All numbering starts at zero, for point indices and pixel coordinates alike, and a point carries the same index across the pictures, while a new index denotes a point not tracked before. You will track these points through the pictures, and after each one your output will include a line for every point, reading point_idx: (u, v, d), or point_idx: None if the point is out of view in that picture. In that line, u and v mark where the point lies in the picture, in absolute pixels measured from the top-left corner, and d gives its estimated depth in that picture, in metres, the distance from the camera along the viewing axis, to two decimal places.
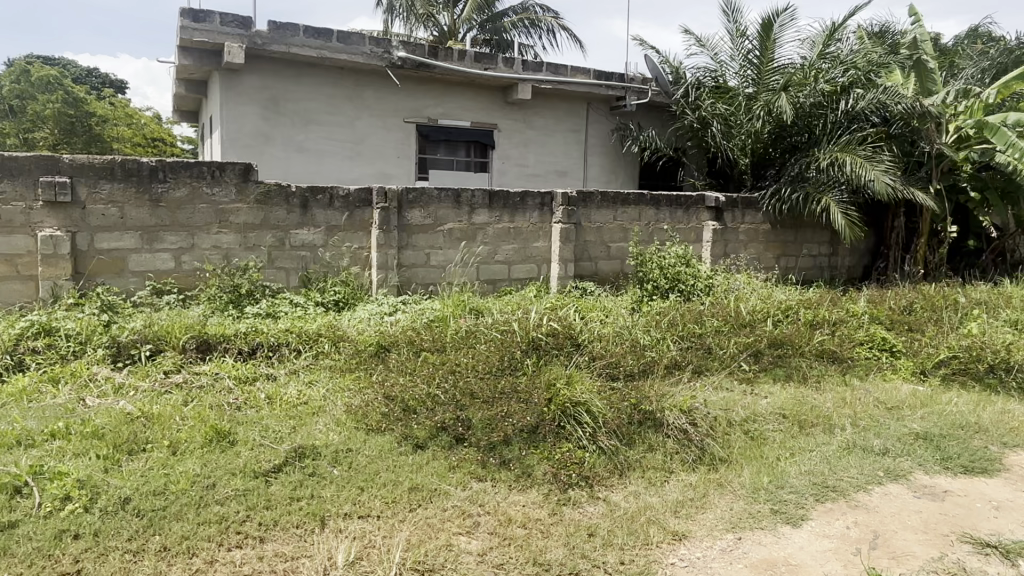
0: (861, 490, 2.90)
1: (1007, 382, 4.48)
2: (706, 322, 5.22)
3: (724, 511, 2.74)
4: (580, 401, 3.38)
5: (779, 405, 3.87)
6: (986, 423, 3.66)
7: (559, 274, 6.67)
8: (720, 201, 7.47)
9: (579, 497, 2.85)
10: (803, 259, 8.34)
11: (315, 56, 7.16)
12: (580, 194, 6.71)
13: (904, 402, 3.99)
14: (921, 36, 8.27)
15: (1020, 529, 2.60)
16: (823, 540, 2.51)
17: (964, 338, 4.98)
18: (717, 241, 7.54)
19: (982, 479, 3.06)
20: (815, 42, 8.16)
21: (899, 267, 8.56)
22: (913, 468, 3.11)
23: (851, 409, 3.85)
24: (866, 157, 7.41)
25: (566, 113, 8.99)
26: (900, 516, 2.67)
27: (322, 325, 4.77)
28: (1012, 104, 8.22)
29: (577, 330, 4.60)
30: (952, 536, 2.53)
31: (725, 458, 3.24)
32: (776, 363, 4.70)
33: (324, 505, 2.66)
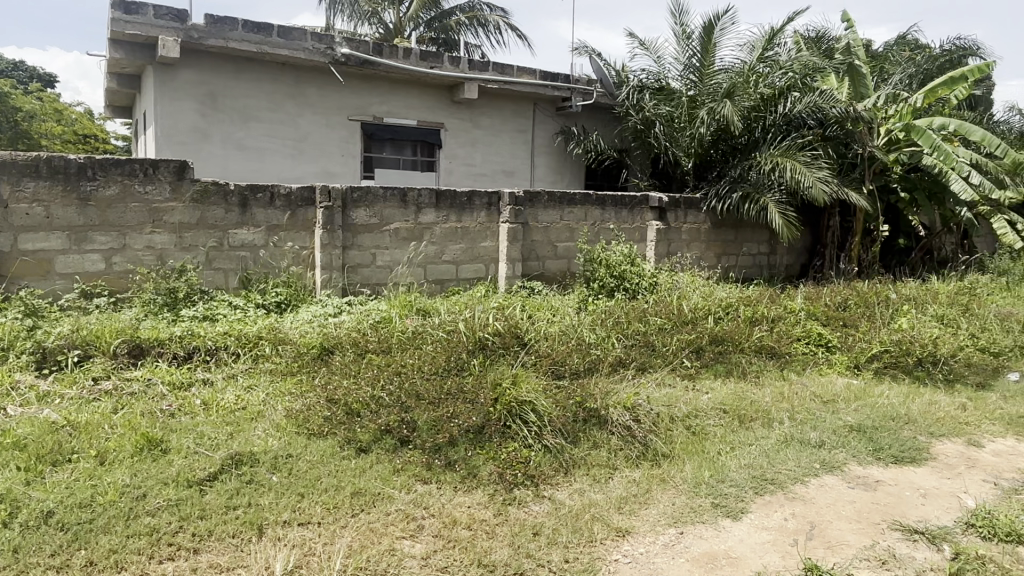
0: (798, 482, 2.97)
1: (934, 374, 4.69)
2: (650, 320, 5.30)
3: (667, 506, 2.77)
4: (526, 400, 3.37)
5: (720, 401, 3.95)
6: (914, 414, 3.81)
7: (507, 274, 6.67)
8: (663, 201, 7.59)
9: (525, 497, 2.84)
10: (743, 258, 8.55)
11: (255, 51, 6.97)
12: (527, 194, 6.72)
13: (838, 395, 4.12)
14: (854, 42, 8.59)
15: (946, 514, 2.71)
16: (761, 532, 2.56)
17: (894, 333, 5.19)
18: (661, 241, 7.66)
19: (911, 468, 3.18)
20: (754, 46, 8.38)
21: (834, 265, 8.86)
22: (847, 459, 3.21)
23: (788, 404, 3.96)
24: (802, 159, 7.65)
25: (512, 113, 8.99)
26: (835, 507, 2.75)
27: (263, 328, 4.64)
28: (938, 109, 8.62)
29: (523, 329, 4.59)
30: (883, 524, 2.62)
31: (668, 453, 3.27)
32: (717, 360, 4.81)
33: (262, 513, 2.58)
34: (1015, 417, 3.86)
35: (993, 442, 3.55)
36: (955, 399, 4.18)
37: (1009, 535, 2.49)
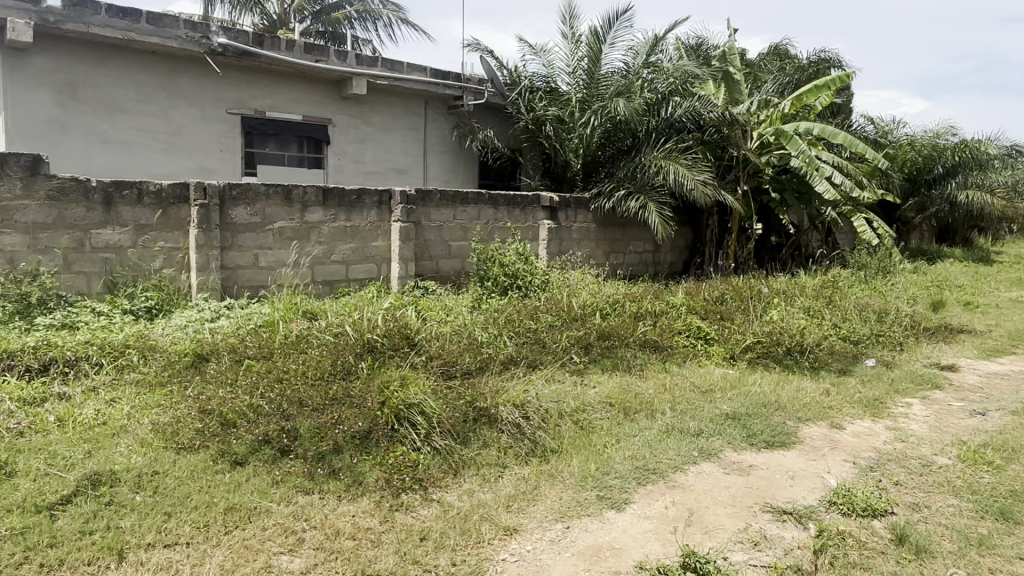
0: (678, 471, 3.08)
1: (800, 362, 5.02)
2: (540, 317, 5.36)
3: (554, 502, 2.79)
4: (414, 402, 3.30)
5: (606, 394, 4.04)
6: (784, 401, 4.05)
7: (399, 274, 6.54)
8: (554, 200, 7.71)
9: (412, 501, 2.78)
10: (630, 256, 8.83)
11: (121, 38, 6.47)
12: (419, 193, 6.62)
13: (716, 384, 4.33)
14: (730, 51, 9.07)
15: (811, 494, 2.89)
16: (643, 521, 2.63)
17: (766, 325, 5.54)
18: (552, 239, 7.79)
19: (780, 451, 3.37)
20: (638, 52, 8.68)
21: (713, 262, 9.33)
22: (724, 446, 3.36)
23: (670, 395, 4.11)
24: (683, 161, 8.00)
25: (403, 110, 8.84)
26: (712, 493, 2.86)
27: (130, 336, 4.30)
28: (804, 115, 9.27)
29: (414, 330, 4.51)
30: (756, 506, 2.76)
31: (557, 449, 3.30)
32: (604, 355, 4.92)
33: (123, 537, 2.37)
34: (871, 400, 4.20)
35: (852, 423, 3.83)
36: (820, 384, 4.49)
37: (865, 510, 2.68)
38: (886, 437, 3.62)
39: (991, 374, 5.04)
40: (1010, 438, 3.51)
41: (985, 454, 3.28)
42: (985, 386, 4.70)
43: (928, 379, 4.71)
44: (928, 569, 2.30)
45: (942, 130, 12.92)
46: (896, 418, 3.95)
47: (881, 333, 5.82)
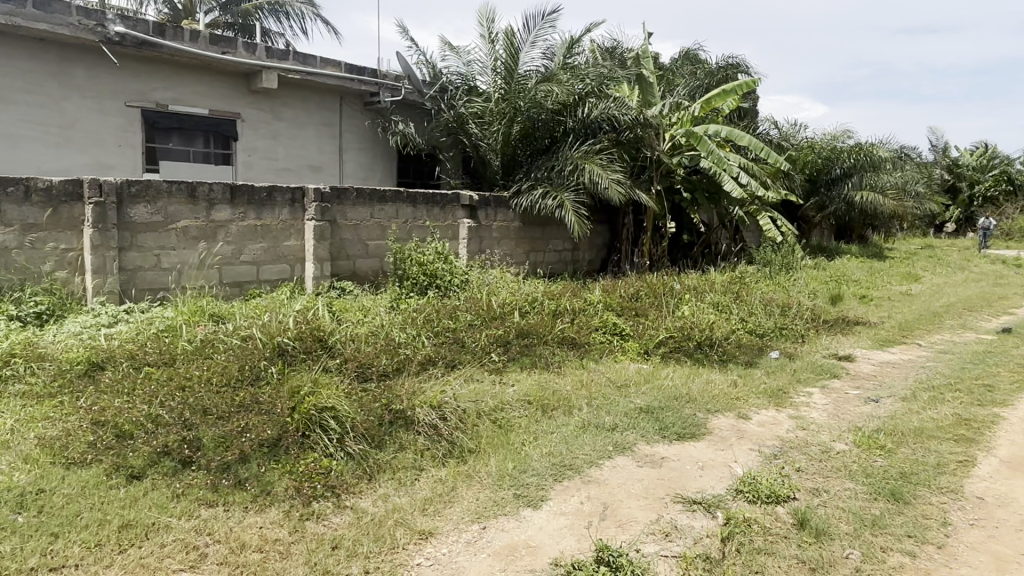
0: (594, 466, 3.11)
1: (710, 355, 5.20)
2: (459, 316, 5.32)
3: (471, 503, 2.77)
4: (327, 407, 3.19)
5: (524, 392, 4.04)
6: (695, 393, 4.18)
7: (314, 274, 6.35)
8: (473, 199, 7.68)
9: (324, 509, 2.69)
10: (549, 254, 8.91)
11: (4, 24, 6.00)
12: (334, 191, 6.45)
13: (631, 379, 4.42)
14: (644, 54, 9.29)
15: (719, 483, 2.98)
16: (559, 518, 2.64)
17: (678, 321, 5.71)
18: (471, 238, 7.76)
19: (691, 443, 3.47)
20: (556, 52, 8.76)
21: (630, 260, 9.54)
22: (638, 439, 3.43)
23: (586, 391, 4.16)
24: (599, 161, 8.15)
25: (317, 106, 8.59)
26: (626, 486, 2.91)
27: (15, 344, 3.99)
28: (713, 118, 9.62)
29: (327, 332, 4.39)
30: (667, 498, 2.82)
31: (474, 449, 3.28)
32: (523, 353, 4.93)
33: (3, 563, 2.19)
34: (775, 390, 4.39)
35: (758, 413, 3.99)
36: (728, 376, 4.66)
37: (769, 496, 2.79)
38: (789, 425, 3.79)
39: (883, 362, 5.37)
40: (899, 422, 3.74)
41: (878, 438, 3.48)
42: (878, 374, 5.00)
43: (827, 369, 4.97)
44: (826, 550, 2.41)
45: (838, 134, 13.70)
46: (798, 407, 4.15)
47: (785, 327, 6.11)
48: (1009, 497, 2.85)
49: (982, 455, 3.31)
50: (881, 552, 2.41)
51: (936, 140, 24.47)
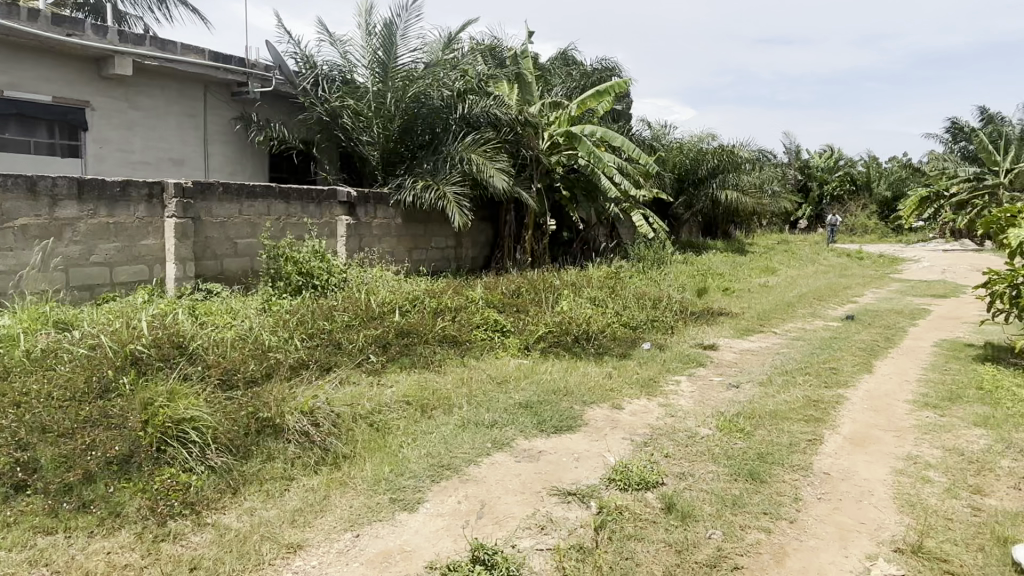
0: (472, 464, 3.10)
1: (587, 348, 5.34)
2: (336, 317, 5.15)
3: (344, 511, 2.67)
4: (185, 417, 2.97)
5: (402, 393, 3.96)
6: (572, 386, 4.27)
7: (176, 275, 5.92)
8: (351, 195, 7.48)
9: (182, 528, 2.51)
10: (432, 251, 8.82)
11: None
12: (198, 186, 6.05)
13: (510, 375, 4.45)
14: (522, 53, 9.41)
15: (593, 473, 3.05)
16: (436, 519, 2.61)
17: (557, 316, 5.83)
18: (350, 236, 7.55)
19: (568, 435, 3.53)
20: (434, 48, 8.69)
21: (512, 257, 9.64)
22: (516, 435, 3.45)
23: (466, 388, 4.14)
24: (486, 156, 8.17)
25: (177, 95, 8.02)
26: (503, 482, 2.92)
27: None
28: (589, 118, 9.91)
29: (189, 337, 4.10)
30: (543, 491, 2.86)
31: (349, 454, 3.17)
32: (403, 352, 4.84)
33: None
34: (647, 380, 4.57)
35: (631, 403, 4.14)
36: (603, 369, 4.79)
37: (639, 483, 2.89)
38: (659, 414, 3.96)
39: (744, 350, 5.73)
40: (758, 406, 3.99)
41: (738, 422, 3.69)
42: (739, 362, 5.33)
43: (694, 359, 5.24)
44: (691, 532, 2.52)
45: (704, 136, 14.51)
46: (667, 395, 4.34)
47: (657, 319, 6.39)
48: (851, 470, 3.11)
49: (828, 433, 3.60)
50: (740, 531, 2.54)
51: (788, 143, 26.53)
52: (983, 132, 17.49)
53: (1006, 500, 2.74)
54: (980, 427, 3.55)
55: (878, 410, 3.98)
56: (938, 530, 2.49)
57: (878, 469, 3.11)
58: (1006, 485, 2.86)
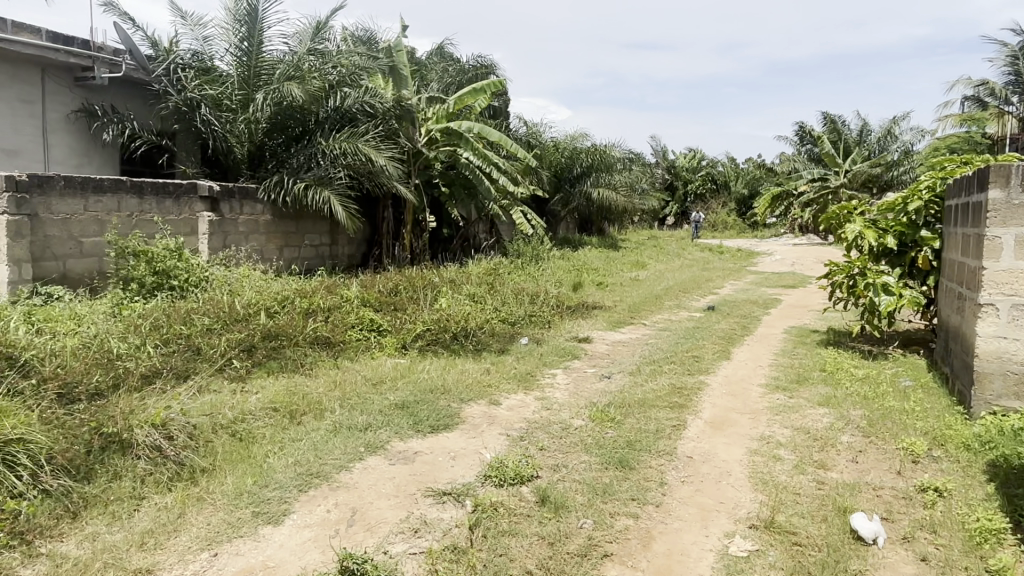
0: (343, 470, 2.99)
1: (465, 345, 5.32)
2: (195, 321, 4.82)
3: (201, 529, 2.49)
4: (14, 439, 2.64)
5: (269, 399, 3.75)
6: (449, 384, 4.23)
7: (10, 278, 5.30)
8: (214, 190, 7.01)
9: (9, 562, 2.24)
10: (305, 249, 8.43)
11: None
12: (36, 179, 5.47)
13: (386, 376, 4.34)
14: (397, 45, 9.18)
15: (469, 471, 3.03)
16: (302, 531, 2.49)
17: (434, 314, 5.78)
18: (214, 233, 7.09)
19: (444, 434, 3.49)
20: (303, 37, 8.34)
21: (390, 254, 9.42)
22: (390, 437, 3.37)
23: (339, 391, 4.00)
24: (368, 145, 7.90)
25: (7, 77, 7.19)
26: (376, 487, 2.84)
27: None
28: (468, 114, 9.90)
29: (20, 348, 3.68)
30: (417, 493, 2.80)
31: (208, 467, 2.96)
32: (270, 356, 4.60)
33: None
34: (523, 374, 4.62)
35: (508, 398, 4.16)
36: (481, 365, 4.79)
37: (514, 478, 2.90)
38: (535, 407, 4.01)
39: (616, 342, 5.94)
40: (628, 395, 4.14)
41: (610, 412, 3.80)
42: (612, 353, 5.52)
43: (569, 352, 5.36)
44: (564, 523, 2.55)
45: (578, 136, 14.95)
46: (543, 389, 4.41)
47: (534, 314, 6.49)
48: (712, 453, 3.28)
49: (692, 419, 3.78)
50: (610, 518, 2.61)
51: (655, 143, 27.86)
52: (827, 136, 19.20)
53: (845, 472, 2.99)
54: (823, 406, 3.87)
55: (735, 395, 4.24)
56: (788, 505, 2.67)
57: (735, 450, 3.31)
58: (846, 458, 3.12)
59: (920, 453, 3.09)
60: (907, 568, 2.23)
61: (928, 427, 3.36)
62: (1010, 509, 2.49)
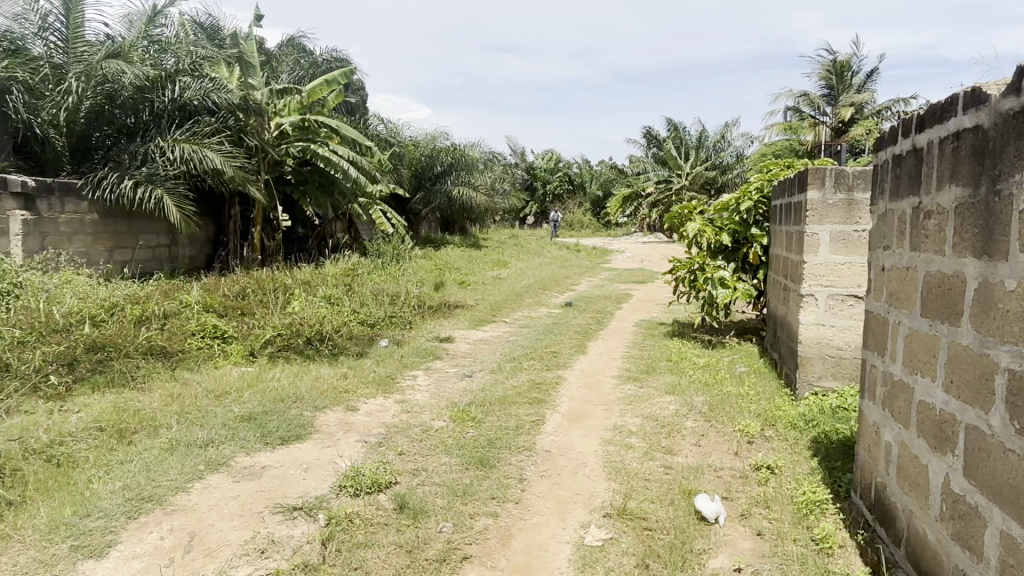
0: (179, 492, 2.73)
1: (320, 349, 5.09)
2: (3, 334, 4.26)
3: (5, 572, 2.17)
4: None
5: (93, 418, 3.37)
6: (302, 392, 4.02)
7: None
8: (29, 185, 6.24)
9: None
10: (139, 251, 7.64)
11: None
12: None
13: (231, 386, 4.03)
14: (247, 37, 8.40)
15: (322, 483, 2.88)
16: (130, 563, 2.24)
17: (286, 318, 5.50)
18: (29, 234, 6.31)
19: (295, 445, 3.30)
20: (134, 23, 7.71)
21: (239, 254, 8.83)
22: (234, 453, 3.13)
23: (177, 405, 3.68)
24: (210, 144, 7.31)
25: None
26: (217, 508, 2.62)
27: None
28: (321, 108, 9.54)
29: None
30: (265, 511, 2.62)
31: (17, 500, 2.60)
32: (96, 370, 4.15)
33: None
34: (383, 377, 4.48)
35: (366, 403, 4.01)
36: (337, 369, 4.61)
37: (371, 486, 2.79)
38: (394, 411, 3.89)
39: (476, 341, 5.94)
40: (487, 393, 4.14)
41: (469, 411, 3.78)
42: (473, 352, 5.50)
43: (430, 352, 5.29)
44: (423, 529, 2.49)
45: (437, 134, 14.89)
46: (403, 391, 4.30)
47: (394, 315, 6.34)
48: (569, 446, 3.35)
49: (550, 413, 3.85)
50: (469, 519, 2.58)
51: (513, 144, 28.43)
52: (671, 140, 20.47)
53: (690, 456, 3.15)
54: (670, 395, 4.08)
55: (590, 387, 4.37)
56: (639, 491, 2.77)
57: (590, 442, 3.40)
58: (690, 443, 3.30)
59: (754, 434, 3.32)
60: (744, 543, 2.37)
61: (761, 409, 3.64)
62: (831, 481, 2.74)
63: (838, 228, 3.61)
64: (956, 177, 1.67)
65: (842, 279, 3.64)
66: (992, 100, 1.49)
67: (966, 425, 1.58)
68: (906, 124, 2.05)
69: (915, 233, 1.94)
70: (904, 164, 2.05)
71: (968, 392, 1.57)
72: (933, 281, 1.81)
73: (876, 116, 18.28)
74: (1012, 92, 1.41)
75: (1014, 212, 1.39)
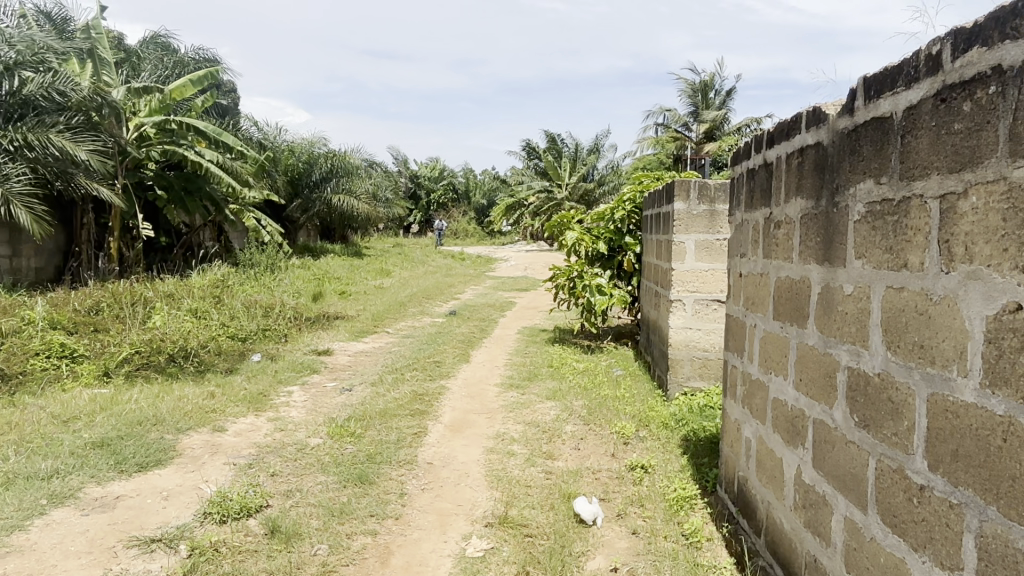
0: (15, 531, 2.44)
1: (185, 366, 4.74)
2: None
3: None
4: None
5: None
6: (163, 414, 3.73)
7: None
8: None
9: None
10: None
11: None
12: None
13: (80, 410, 3.67)
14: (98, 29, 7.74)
15: (184, 511, 2.68)
16: None
17: (144, 333, 5.13)
18: None
19: (154, 472, 3.05)
20: None
21: (93, 266, 8.12)
22: (82, 483, 2.84)
23: (15, 434, 3.31)
24: (60, 141, 6.58)
25: None
26: (62, 545, 2.37)
27: None
28: (185, 111, 8.99)
29: None
30: (118, 545, 2.40)
31: None
32: None
33: None
34: (255, 395, 4.25)
35: (235, 423, 3.79)
36: (204, 388, 4.31)
37: (239, 511, 2.63)
38: (266, 430, 3.69)
39: (356, 353, 5.77)
40: (367, 407, 4.02)
41: (348, 426, 3.66)
42: (353, 365, 5.34)
43: (307, 366, 5.08)
44: (296, 553, 2.36)
45: (314, 139, 14.43)
46: (277, 408, 4.10)
47: (267, 328, 6.05)
48: (451, 456, 3.32)
49: (431, 424, 3.80)
50: (346, 539, 2.48)
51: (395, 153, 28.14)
52: (551, 152, 20.99)
53: (569, 460, 3.22)
54: (551, 400, 4.15)
55: (473, 397, 4.35)
56: (520, 499, 2.79)
57: (472, 451, 3.39)
58: (569, 447, 3.37)
59: (629, 435, 3.44)
60: (621, 542, 2.44)
61: (636, 411, 3.78)
62: (699, 477, 2.89)
63: (702, 237, 3.83)
64: (801, 189, 1.80)
65: (706, 285, 3.87)
66: (831, 119, 1.62)
67: (814, 420, 1.70)
68: (757, 141, 2.20)
69: (767, 242, 2.08)
70: (756, 179, 2.20)
71: (815, 388, 1.70)
72: (783, 286, 1.94)
73: (736, 132, 19.62)
74: (846, 112, 1.54)
75: (850, 221, 1.51)
